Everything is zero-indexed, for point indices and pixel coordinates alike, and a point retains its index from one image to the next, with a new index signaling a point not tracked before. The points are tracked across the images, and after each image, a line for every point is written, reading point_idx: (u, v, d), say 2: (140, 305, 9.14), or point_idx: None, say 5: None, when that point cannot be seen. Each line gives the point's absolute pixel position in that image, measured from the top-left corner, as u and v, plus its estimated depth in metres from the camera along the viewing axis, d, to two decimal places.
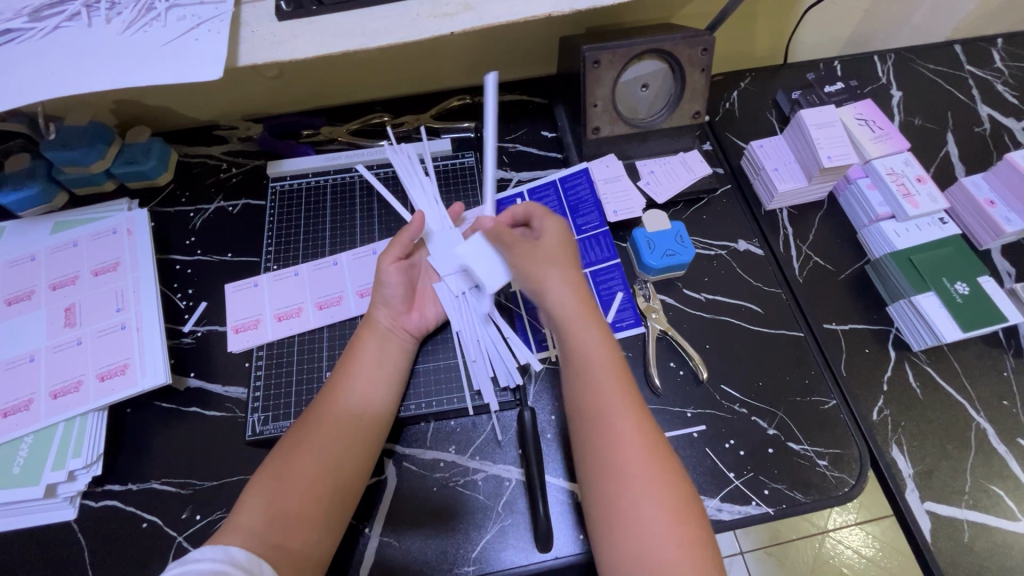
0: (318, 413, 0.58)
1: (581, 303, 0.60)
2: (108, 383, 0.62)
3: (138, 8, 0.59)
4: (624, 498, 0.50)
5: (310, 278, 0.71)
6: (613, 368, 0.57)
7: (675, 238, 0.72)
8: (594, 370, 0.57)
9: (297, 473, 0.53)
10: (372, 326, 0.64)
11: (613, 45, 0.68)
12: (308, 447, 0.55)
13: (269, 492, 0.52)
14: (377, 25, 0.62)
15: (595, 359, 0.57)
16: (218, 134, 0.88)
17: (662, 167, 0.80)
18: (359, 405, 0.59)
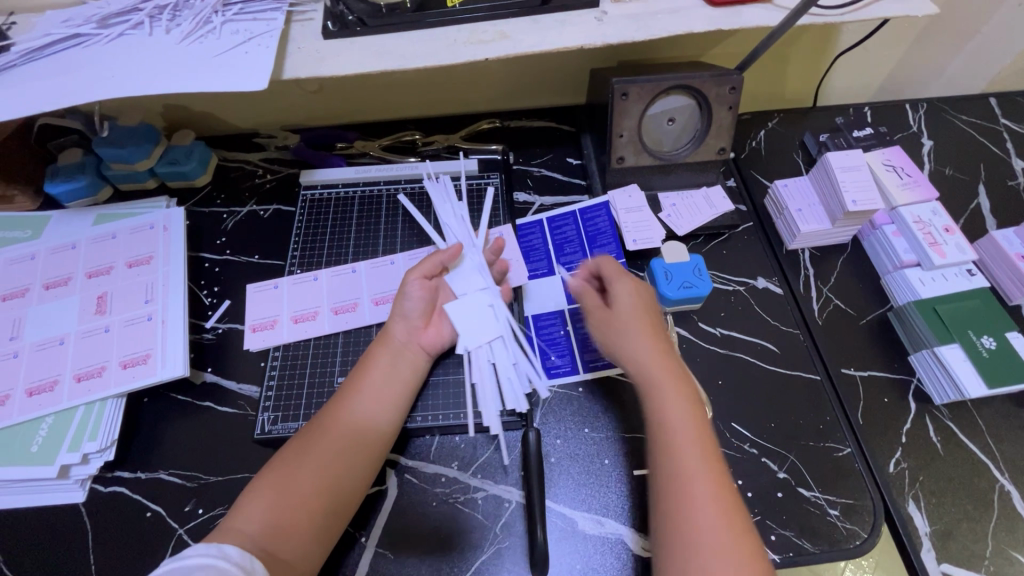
0: (330, 424, 0.58)
1: (664, 358, 0.60)
2: (130, 371, 0.64)
3: (196, 21, 0.63)
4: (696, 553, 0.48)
5: (329, 284, 0.72)
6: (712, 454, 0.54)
7: (693, 270, 0.72)
8: (694, 450, 0.53)
9: (299, 483, 0.54)
10: (386, 336, 0.65)
11: (642, 79, 0.70)
12: (314, 456, 0.56)
13: (276, 501, 0.52)
14: (417, 48, 0.66)
15: (682, 420, 0.55)
16: (257, 142, 0.92)
17: (684, 200, 0.80)
18: (365, 419, 0.59)
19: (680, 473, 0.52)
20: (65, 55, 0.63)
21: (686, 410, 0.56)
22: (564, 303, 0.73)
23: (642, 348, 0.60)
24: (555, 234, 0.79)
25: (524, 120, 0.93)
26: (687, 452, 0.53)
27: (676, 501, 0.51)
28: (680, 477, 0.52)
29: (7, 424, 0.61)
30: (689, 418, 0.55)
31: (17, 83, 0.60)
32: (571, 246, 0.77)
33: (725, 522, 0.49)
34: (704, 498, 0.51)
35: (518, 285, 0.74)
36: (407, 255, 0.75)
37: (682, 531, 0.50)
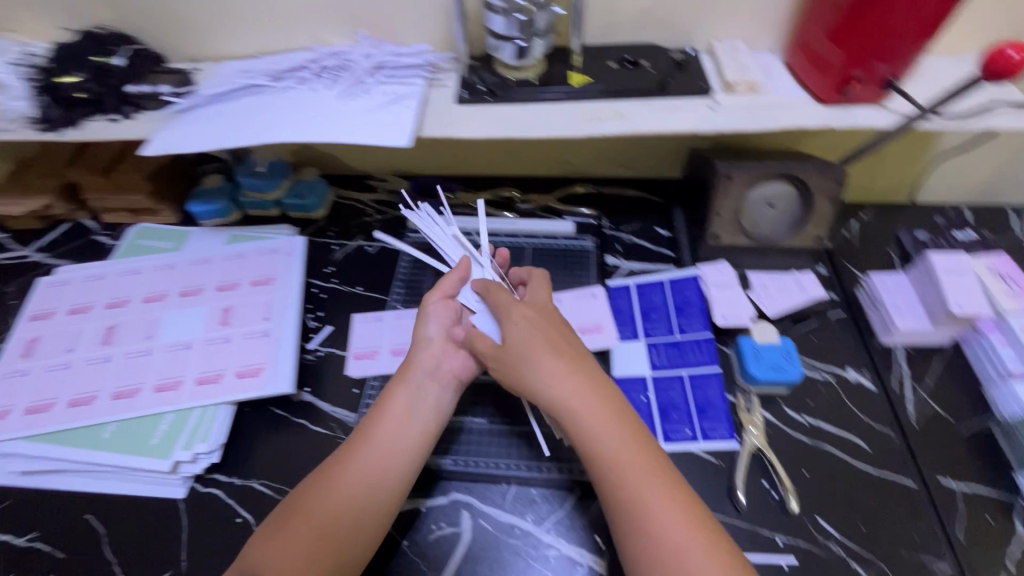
0: (345, 465, 0.58)
1: (575, 373, 0.59)
2: (244, 381, 0.70)
3: (353, 81, 0.73)
4: None
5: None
6: (668, 484, 0.54)
7: (782, 354, 0.72)
8: (649, 487, 0.53)
9: (288, 540, 0.53)
10: (409, 365, 0.65)
11: (745, 165, 0.74)
12: (326, 502, 0.56)
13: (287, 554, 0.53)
14: (539, 120, 0.72)
15: (620, 451, 0.55)
16: (369, 184, 1.00)
17: (774, 281, 0.80)
18: (367, 471, 0.58)
19: (641, 516, 0.52)
20: (246, 99, 0.74)
21: (637, 445, 0.56)
22: (647, 370, 0.73)
23: (563, 382, 0.58)
24: (642, 300, 0.80)
25: (616, 188, 0.98)
26: (644, 491, 0.53)
27: (639, 531, 0.52)
28: (643, 523, 0.52)
29: (133, 416, 0.67)
30: (626, 447, 0.55)
31: (205, 120, 0.71)
32: (658, 313, 0.79)
33: (704, 561, 0.49)
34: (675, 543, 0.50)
35: (605, 345, 0.75)
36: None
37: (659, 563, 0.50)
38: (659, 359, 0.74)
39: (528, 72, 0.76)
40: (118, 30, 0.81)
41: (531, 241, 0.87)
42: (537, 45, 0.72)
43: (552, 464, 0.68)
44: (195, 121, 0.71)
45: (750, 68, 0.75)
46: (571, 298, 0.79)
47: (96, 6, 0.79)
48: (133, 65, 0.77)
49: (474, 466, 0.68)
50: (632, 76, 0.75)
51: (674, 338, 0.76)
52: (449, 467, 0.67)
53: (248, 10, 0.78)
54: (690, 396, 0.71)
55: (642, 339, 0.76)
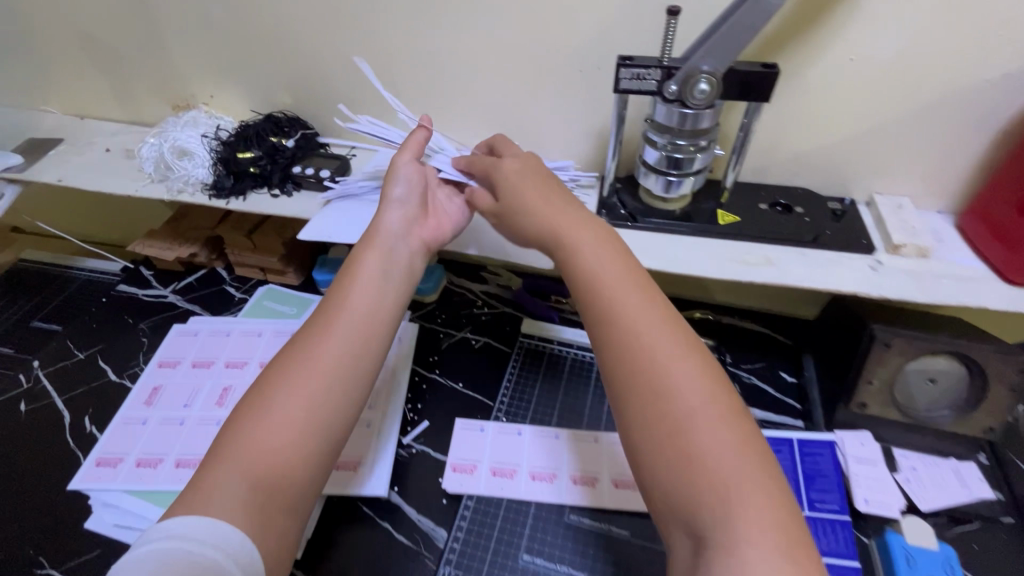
0: (300, 362, 0.56)
1: (588, 228, 0.59)
2: (340, 475, 0.69)
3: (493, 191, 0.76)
4: (706, 467, 0.45)
5: (531, 444, 0.73)
6: (683, 349, 0.51)
7: (943, 566, 0.61)
8: (666, 362, 0.50)
9: (271, 430, 0.52)
10: (377, 248, 0.64)
11: (909, 333, 0.66)
12: (292, 395, 0.54)
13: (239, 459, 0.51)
14: (682, 255, 0.70)
15: (639, 317, 0.52)
16: (482, 275, 1.02)
17: (927, 467, 0.70)
18: (344, 350, 0.58)
19: (649, 379, 0.49)
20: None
21: (653, 312, 0.53)
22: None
23: (598, 253, 0.57)
24: None
25: (737, 319, 0.93)
26: (662, 360, 0.50)
27: (658, 404, 0.48)
28: (659, 394, 0.48)
29: None
30: (644, 310, 0.53)
31: (359, 212, 0.76)
32: (784, 478, 0.69)
33: (726, 437, 0.46)
34: (693, 420, 0.47)
35: None
36: (611, 436, 0.72)
37: (679, 444, 0.46)
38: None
39: (672, 205, 0.75)
40: (293, 114, 0.89)
41: None
42: (688, 182, 0.69)
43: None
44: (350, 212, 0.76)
45: (920, 230, 0.70)
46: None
47: (282, 93, 0.88)
48: (299, 147, 0.84)
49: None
50: (783, 220, 0.72)
51: (803, 513, 0.66)
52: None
53: (411, 111, 0.84)
54: None
55: None
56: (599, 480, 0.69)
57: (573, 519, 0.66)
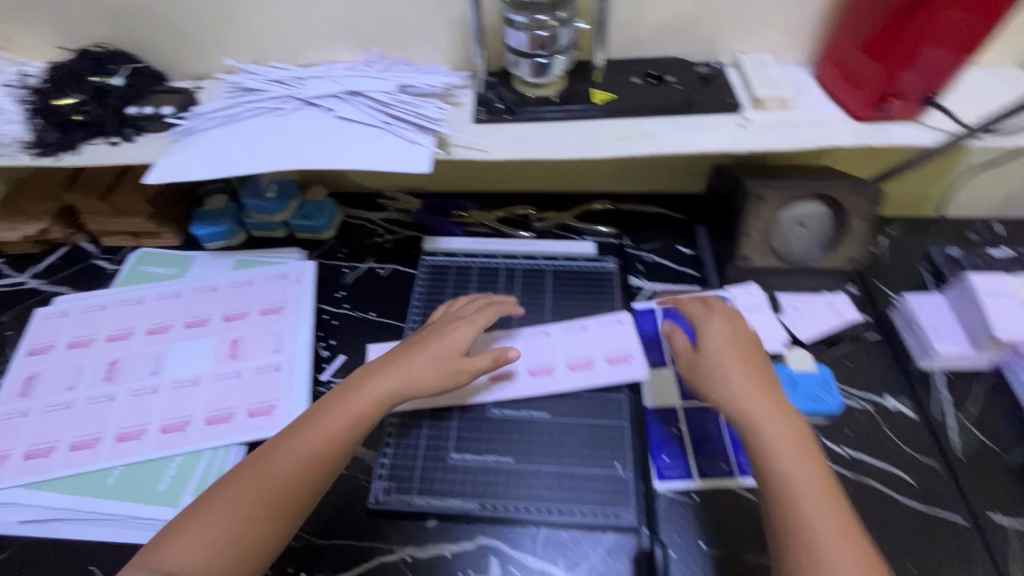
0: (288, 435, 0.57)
1: (768, 404, 0.56)
2: (256, 421, 0.66)
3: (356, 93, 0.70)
4: (808, 504, 0.50)
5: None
6: (767, 391, 0.58)
7: (821, 382, 0.69)
8: (762, 412, 0.56)
9: (222, 520, 0.52)
10: (402, 350, 0.65)
11: (775, 185, 0.71)
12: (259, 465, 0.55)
13: (219, 510, 0.53)
14: (564, 139, 0.69)
15: (789, 443, 0.54)
16: (379, 203, 0.96)
17: (806, 304, 0.78)
18: (292, 463, 0.55)
19: (789, 500, 0.51)
20: (257, 120, 0.69)
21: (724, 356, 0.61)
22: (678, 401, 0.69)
23: (742, 392, 0.58)
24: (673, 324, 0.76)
25: (635, 204, 0.95)
26: (744, 398, 0.57)
27: (801, 534, 0.49)
28: (802, 504, 0.50)
29: (138, 461, 0.63)
30: (786, 434, 0.54)
31: (211, 144, 0.66)
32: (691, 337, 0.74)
33: (808, 464, 0.52)
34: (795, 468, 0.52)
35: (633, 375, 0.70)
36: (524, 333, 0.74)
37: (825, 523, 0.49)
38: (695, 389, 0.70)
39: (547, 90, 0.73)
40: (117, 47, 0.77)
41: (551, 263, 0.83)
42: (559, 61, 0.68)
43: (588, 508, 0.62)
44: (200, 145, 0.67)
45: (781, 82, 0.72)
46: (596, 324, 0.75)
47: (94, 23, 0.75)
48: (132, 84, 0.74)
49: (500, 509, 0.62)
50: (658, 92, 0.72)
51: None
52: (476, 512, 0.62)
53: (255, 26, 0.75)
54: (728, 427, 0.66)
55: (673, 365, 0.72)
56: (515, 374, 0.71)
57: (495, 412, 0.69)
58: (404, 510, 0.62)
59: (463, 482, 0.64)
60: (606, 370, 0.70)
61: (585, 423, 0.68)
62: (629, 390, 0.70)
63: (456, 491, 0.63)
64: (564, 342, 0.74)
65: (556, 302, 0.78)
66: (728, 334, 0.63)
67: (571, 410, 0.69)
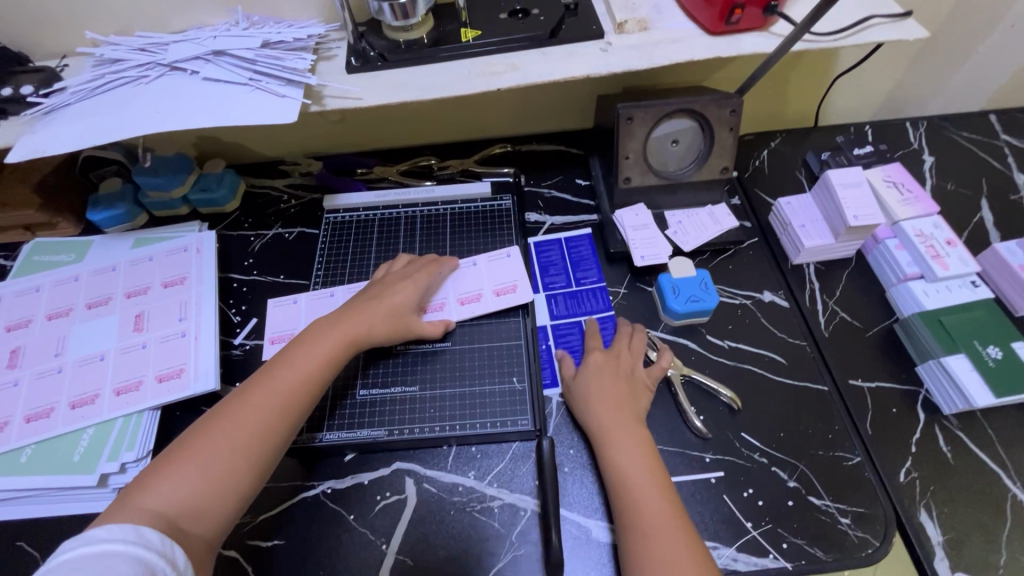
0: (253, 391, 0.58)
1: (631, 437, 0.62)
2: (165, 385, 0.68)
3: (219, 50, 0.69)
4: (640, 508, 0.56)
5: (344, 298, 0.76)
6: (627, 413, 0.64)
7: (700, 285, 0.75)
8: (620, 437, 0.62)
9: (180, 477, 0.51)
10: (333, 315, 0.67)
11: (645, 104, 0.74)
12: (228, 417, 0.56)
13: (195, 461, 0.53)
14: (435, 80, 0.70)
15: (624, 437, 0.61)
16: (281, 169, 0.96)
17: (689, 217, 0.83)
18: (248, 418, 0.56)
19: (628, 509, 0.56)
20: (122, 91, 0.68)
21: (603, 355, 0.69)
22: (548, 320, 0.76)
23: (608, 421, 0.63)
24: (541, 257, 0.82)
25: (534, 144, 0.98)
26: (598, 408, 0.64)
27: (633, 507, 0.56)
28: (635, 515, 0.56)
29: (51, 436, 0.65)
30: (637, 462, 0.59)
31: (74, 119, 0.65)
32: (556, 267, 0.81)
33: (648, 461, 0.60)
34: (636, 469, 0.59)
35: (523, 301, 0.75)
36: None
37: (652, 522, 0.55)
38: (558, 310, 0.77)
39: (416, 32, 0.73)
40: None
41: (450, 206, 0.86)
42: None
43: (489, 420, 0.67)
44: (64, 121, 0.65)
45: (640, 5, 0.75)
46: (485, 260, 0.79)
47: None
48: None
49: (407, 433, 0.66)
50: (524, 25, 0.74)
51: (571, 289, 0.78)
52: (384, 439, 0.66)
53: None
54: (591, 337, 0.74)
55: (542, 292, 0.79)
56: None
57: (400, 348, 0.72)
58: (314, 445, 0.66)
59: (371, 414, 0.68)
60: (494, 301, 0.75)
61: (485, 347, 0.72)
62: (522, 315, 0.75)
63: (365, 423, 0.67)
64: (454, 278, 0.77)
65: (457, 243, 0.82)
66: (619, 354, 0.69)
67: (472, 337, 0.73)
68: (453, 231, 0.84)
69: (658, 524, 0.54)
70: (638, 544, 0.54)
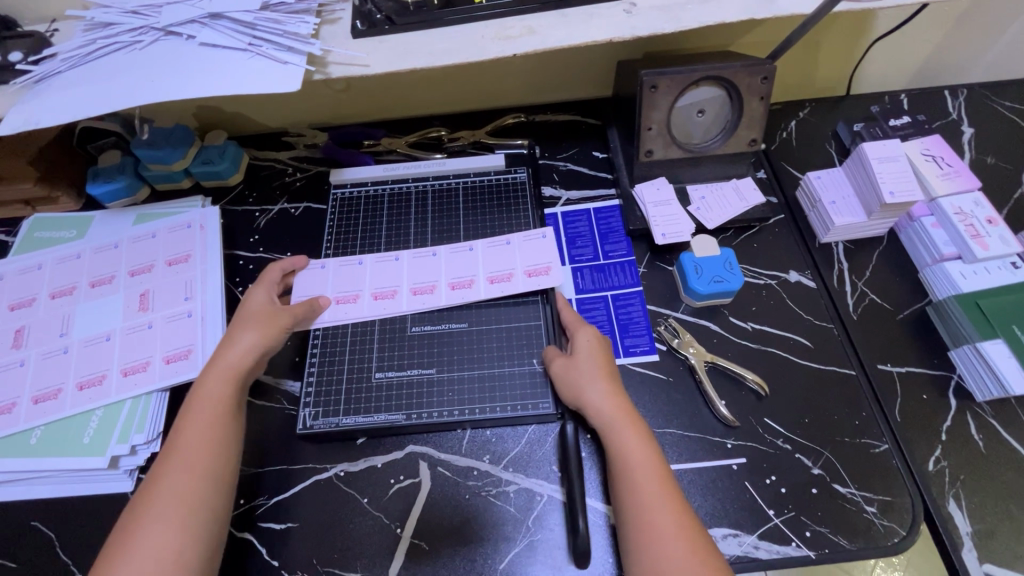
0: (181, 428, 0.56)
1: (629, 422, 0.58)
2: (172, 366, 0.67)
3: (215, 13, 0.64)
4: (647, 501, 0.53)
5: (408, 266, 0.75)
6: (616, 392, 0.60)
7: (724, 265, 0.72)
8: (618, 423, 0.58)
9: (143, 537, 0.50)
10: (260, 319, 0.64)
11: (671, 70, 0.68)
12: (177, 464, 0.54)
13: (154, 516, 0.51)
14: (446, 45, 0.65)
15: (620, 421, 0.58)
16: (286, 140, 0.92)
17: (713, 192, 0.79)
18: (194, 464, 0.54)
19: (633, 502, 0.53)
20: (115, 57, 0.64)
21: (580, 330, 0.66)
22: (572, 293, 0.74)
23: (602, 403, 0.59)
24: (568, 228, 0.80)
25: (549, 114, 0.93)
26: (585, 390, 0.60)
27: (637, 501, 0.53)
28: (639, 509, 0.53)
29: (60, 417, 0.64)
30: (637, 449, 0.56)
31: (68, 88, 0.62)
32: (583, 239, 0.78)
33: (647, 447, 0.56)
34: (639, 453, 0.56)
35: (551, 286, 0.71)
36: (450, 247, 0.75)
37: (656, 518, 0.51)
38: (584, 284, 0.75)
39: None
40: None
41: (464, 180, 0.83)
42: None
43: (508, 404, 0.65)
44: (57, 90, 0.62)
45: None
46: (520, 238, 0.75)
47: None
48: None
49: (425, 417, 0.65)
50: None
51: (598, 262, 0.76)
52: (403, 423, 0.64)
53: None
54: (613, 314, 0.72)
55: (567, 265, 0.76)
56: (439, 289, 0.72)
57: (415, 330, 0.70)
58: (332, 431, 0.65)
59: (389, 400, 0.66)
60: (525, 282, 0.71)
61: (504, 328, 0.70)
62: (543, 301, 0.72)
63: (382, 409, 0.65)
64: (486, 257, 0.74)
65: (470, 219, 0.79)
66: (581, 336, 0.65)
67: (492, 317, 0.71)
68: (467, 208, 0.80)
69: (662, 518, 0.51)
70: (648, 544, 0.51)
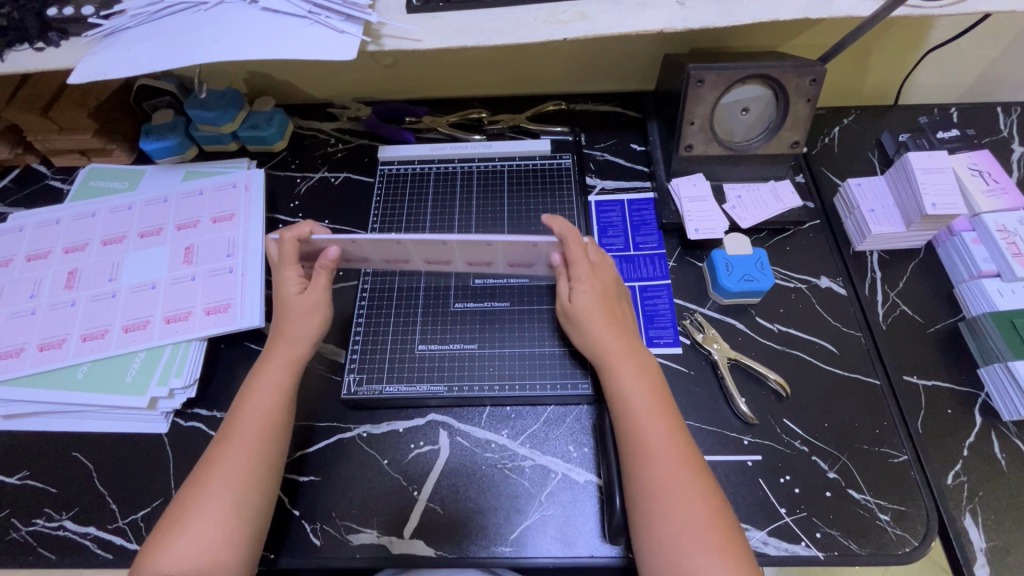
0: (243, 406, 0.60)
1: (637, 368, 0.60)
2: (212, 318, 0.69)
3: None
4: (648, 437, 0.55)
5: (414, 248, 0.65)
6: (629, 345, 0.61)
7: (755, 264, 0.72)
8: (623, 366, 0.60)
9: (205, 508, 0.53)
10: (302, 302, 0.65)
11: (719, 65, 0.68)
12: (236, 437, 0.57)
13: (213, 489, 0.54)
14: (499, 25, 0.66)
15: (625, 363, 0.60)
16: (330, 112, 0.94)
17: (749, 193, 0.79)
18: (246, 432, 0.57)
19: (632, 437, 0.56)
20: (182, 16, 0.66)
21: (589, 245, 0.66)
22: None
23: (609, 345, 0.61)
24: (601, 217, 0.80)
25: (590, 104, 0.93)
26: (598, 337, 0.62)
27: (636, 438, 0.55)
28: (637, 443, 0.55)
29: (104, 356, 0.68)
30: (641, 391, 0.58)
31: (137, 43, 0.64)
32: (615, 229, 0.79)
33: (650, 388, 0.58)
34: (640, 399, 0.57)
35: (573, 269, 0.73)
36: (462, 240, 0.63)
37: (654, 455, 0.54)
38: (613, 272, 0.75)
39: None
40: None
41: (507, 163, 0.84)
42: None
43: (547, 382, 0.67)
44: (126, 44, 0.64)
45: None
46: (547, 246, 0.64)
47: None
48: None
49: (466, 390, 0.67)
50: None
51: (628, 252, 0.77)
52: (443, 395, 0.66)
53: None
54: (640, 305, 0.73)
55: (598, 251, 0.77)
56: (455, 263, 0.70)
57: (459, 305, 0.72)
58: (376, 398, 0.67)
59: (427, 369, 0.68)
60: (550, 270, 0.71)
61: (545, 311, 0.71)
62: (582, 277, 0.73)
63: (419, 376, 0.67)
64: (506, 249, 0.65)
65: (514, 202, 0.81)
66: (573, 274, 0.64)
67: (531, 298, 0.72)
68: (507, 191, 0.82)
69: (663, 456, 0.54)
70: (642, 477, 0.53)
